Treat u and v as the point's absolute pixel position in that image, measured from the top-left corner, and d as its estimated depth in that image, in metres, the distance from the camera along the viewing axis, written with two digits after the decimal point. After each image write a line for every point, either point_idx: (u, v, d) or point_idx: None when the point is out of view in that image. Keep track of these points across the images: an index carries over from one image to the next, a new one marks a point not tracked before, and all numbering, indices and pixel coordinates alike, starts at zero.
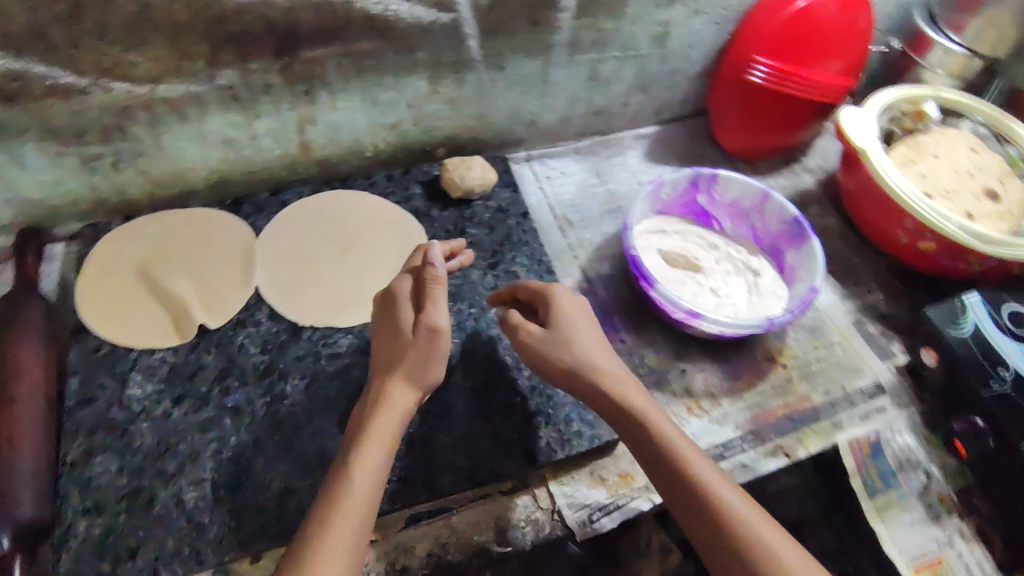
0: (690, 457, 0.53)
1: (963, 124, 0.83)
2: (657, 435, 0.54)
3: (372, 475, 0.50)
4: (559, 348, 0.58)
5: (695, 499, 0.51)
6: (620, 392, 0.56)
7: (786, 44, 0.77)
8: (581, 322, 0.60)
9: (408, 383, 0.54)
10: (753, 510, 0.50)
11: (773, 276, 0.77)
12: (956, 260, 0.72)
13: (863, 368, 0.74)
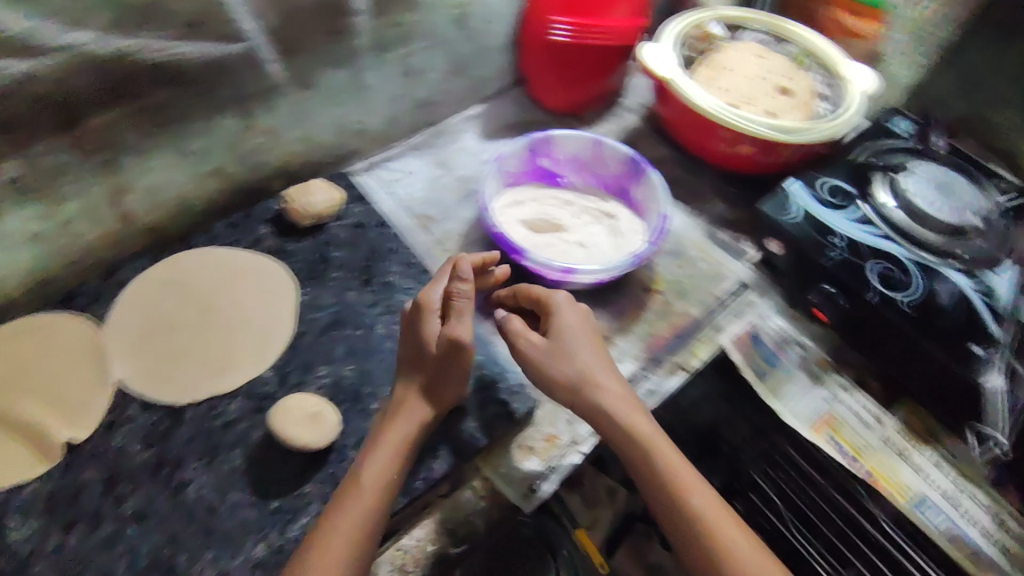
0: (693, 486, 0.55)
1: (745, 35, 0.92)
2: (661, 458, 0.56)
3: (381, 485, 0.53)
4: (564, 363, 0.61)
5: (689, 528, 0.53)
6: (626, 412, 0.59)
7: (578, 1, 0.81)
8: (582, 339, 0.63)
9: (425, 398, 0.58)
10: (748, 542, 0.53)
11: (629, 214, 0.82)
12: (773, 155, 0.81)
13: (725, 272, 0.81)
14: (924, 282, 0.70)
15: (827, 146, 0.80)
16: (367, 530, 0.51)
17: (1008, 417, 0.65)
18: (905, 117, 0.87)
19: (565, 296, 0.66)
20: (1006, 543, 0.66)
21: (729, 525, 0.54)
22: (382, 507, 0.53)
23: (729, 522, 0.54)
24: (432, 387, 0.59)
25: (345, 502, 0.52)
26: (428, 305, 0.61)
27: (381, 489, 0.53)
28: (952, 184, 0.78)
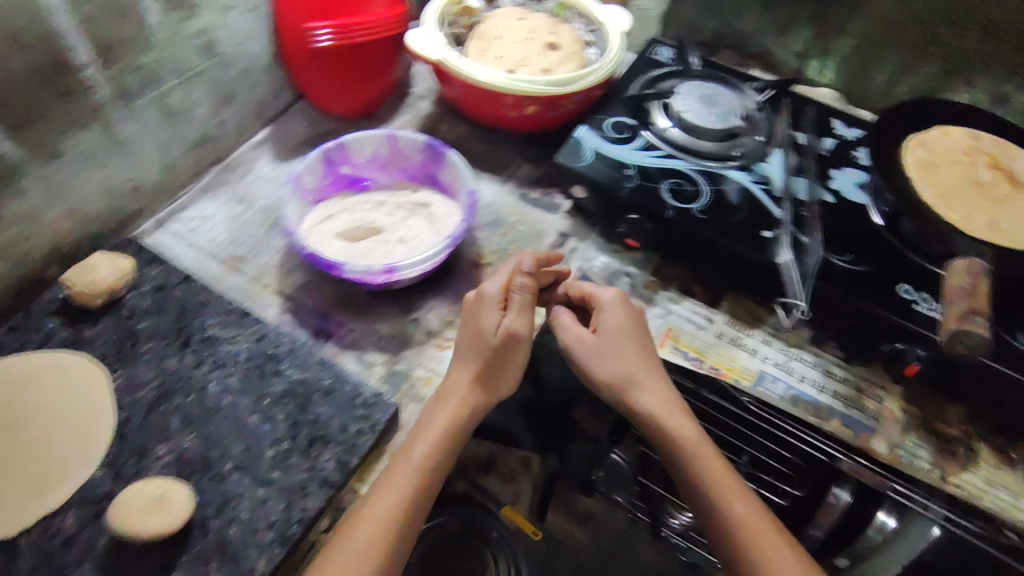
0: (730, 491, 0.65)
1: (505, 1, 0.95)
2: (700, 460, 0.66)
3: (439, 474, 0.60)
4: (608, 364, 0.69)
5: (723, 520, 0.64)
6: (667, 416, 0.67)
7: (333, 3, 0.80)
8: (624, 345, 0.70)
9: (480, 387, 0.64)
10: (773, 534, 0.63)
11: (442, 198, 0.83)
12: (557, 107, 0.84)
13: (544, 228, 0.84)
14: (710, 189, 0.78)
15: (601, 87, 0.85)
16: (417, 509, 0.58)
17: (802, 283, 0.71)
18: (665, 45, 0.95)
19: (613, 293, 0.72)
20: (834, 389, 0.75)
21: (752, 519, 0.63)
22: (434, 487, 0.59)
23: (761, 520, 0.63)
24: (487, 378, 0.65)
25: (398, 471, 0.59)
26: (502, 286, 0.68)
27: (426, 471, 0.59)
28: (716, 94, 0.85)
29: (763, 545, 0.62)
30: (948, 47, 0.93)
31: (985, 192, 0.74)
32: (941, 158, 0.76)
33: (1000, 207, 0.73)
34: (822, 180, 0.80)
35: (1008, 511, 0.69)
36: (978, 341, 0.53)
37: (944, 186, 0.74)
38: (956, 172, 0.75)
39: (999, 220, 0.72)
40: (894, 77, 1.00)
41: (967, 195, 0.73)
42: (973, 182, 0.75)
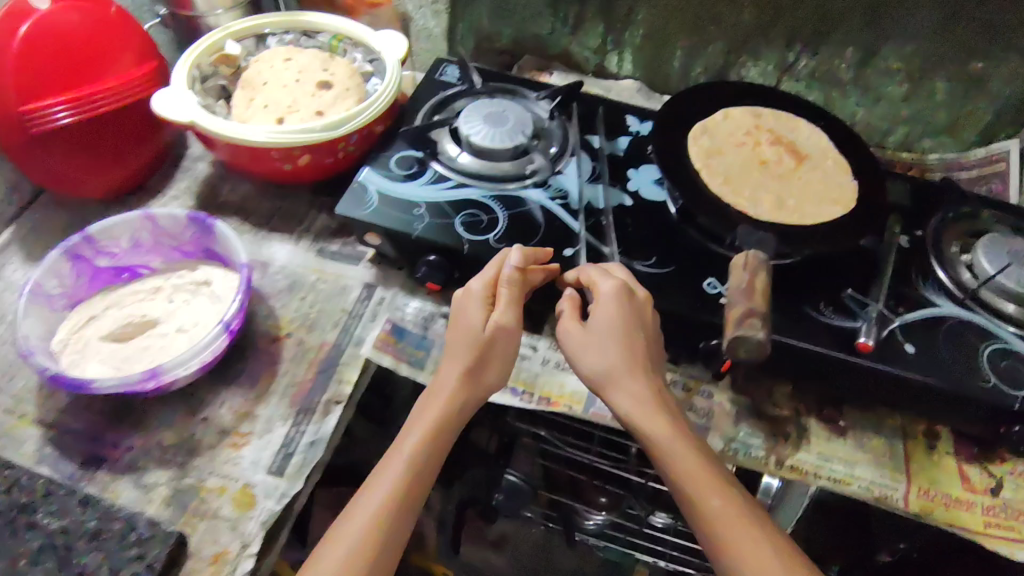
0: (708, 487, 0.58)
1: (270, 41, 0.87)
2: (675, 451, 0.60)
3: (433, 467, 0.62)
4: (588, 357, 0.65)
5: (695, 514, 0.58)
6: (644, 411, 0.62)
7: (65, 74, 0.73)
8: (605, 338, 0.64)
9: (469, 381, 0.65)
10: (748, 530, 0.55)
11: (223, 271, 0.75)
12: (336, 152, 0.78)
13: (348, 282, 0.77)
14: (506, 214, 0.75)
15: (381, 121, 0.80)
16: (403, 507, 0.58)
17: None
18: (451, 63, 0.90)
19: (611, 285, 0.65)
20: None
21: (726, 518, 0.56)
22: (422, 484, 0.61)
23: (735, 516, 0.56)
24: (475, 372, 0.66)
25: (388, 468, 0.60)
26: (488, 279, 0.68)
27: (410, 472, 0.60)
28: (504, 109, 0.81)
29: (735, 543, 0.55)
30: (726, 25, 0.94)
31: (769, 170, 0.75)
32: (725, 143, 0.77)
33: (784, 183, 0.74)
34: (620, 182, 0.79)
35: (841, 481, 0.70)
36: (755, 343, 0.51)
37: (730, 171, 0.74)
38: (740, 155, 0.76)
39: (784, 197, 0.73)
40: (687, 60, 1.01)
41: (752, 176, 0.74)
42: (757, 163, 0.76)
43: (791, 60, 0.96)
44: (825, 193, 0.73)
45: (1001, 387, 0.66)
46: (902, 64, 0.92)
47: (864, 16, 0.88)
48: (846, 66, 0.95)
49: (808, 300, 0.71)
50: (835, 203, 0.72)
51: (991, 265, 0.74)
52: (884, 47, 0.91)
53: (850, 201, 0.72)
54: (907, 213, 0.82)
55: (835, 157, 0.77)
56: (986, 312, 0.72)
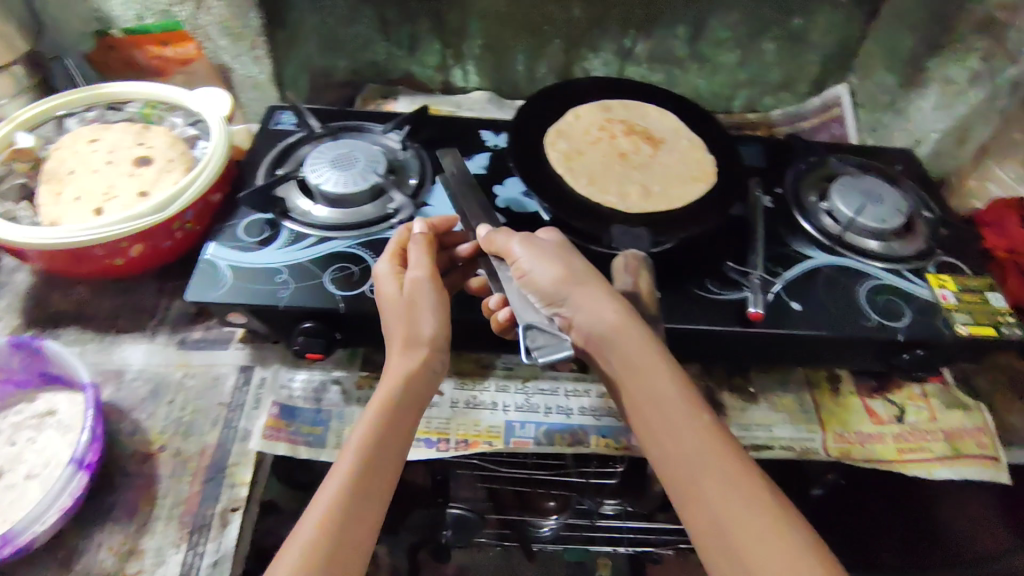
0: (684, 413, 0.53)
1: (69, 123, 0.78)
2: (646, 368, 0.54)
3: (399, 434, 0.55)
4: (539, 275, 0.58)
5: (657, 437, 0.54)
6: (622, 328, 0.56)
7: None
8: (541, 254, 0.60)
9: (410, 349, 0.58)
10: (719, 462, 0.50)
11: (69, 393, 0.66)
12: (173, 232, 0.70)
13: (220, 371, 0.69)
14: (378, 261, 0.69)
15: (217, 189, 0.72)
16: (362, 490, 0.51)
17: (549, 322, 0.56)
18: (285, 110, 0.84)
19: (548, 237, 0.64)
20: (581, 407, 0.72)
21: (702, 451, 0.51)
22: (382, 450, 0.53)
23: (711, 446, 0.51)
24: (413, 335, 0.58)
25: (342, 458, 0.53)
26: (392, 252, 0.64)
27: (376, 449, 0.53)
28: (352, 149, 0.76)
29: (689, 471, 0.51)
30: (559, 23, 0.94)
31: (629, 162, 0.75)
32: (581, 143, 0.76)
33: (647, 172, 0.75)
34: (489, 200, 0.77)
35: (764, 447, 0.70)
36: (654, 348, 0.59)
37: (591, 172, 0.73)
38: (599, 153, 0.76)
39: (650, 184, 0.73)
40: (530, 62, 1.00)
41: (614, 172, 0.74)
42: (616, 156, 0.76)
43: (628, 46, 0.98)
44: (687, 172, 0.74)
45: (883, 323, 0.70)
46: (730, 32, 0.95)
47: None
48: (679, 43, 0.97)
49: (694, 281, 0.71)
50: (698, 179, 0.73)
51: (849, 208, 0.78)
52: (711, 18, 0.94)
53: (712, 175, 0.74)
54: (766, 174, 0.84)
55: (690, 135, 0.78)
56: (853, 254, 0.76)
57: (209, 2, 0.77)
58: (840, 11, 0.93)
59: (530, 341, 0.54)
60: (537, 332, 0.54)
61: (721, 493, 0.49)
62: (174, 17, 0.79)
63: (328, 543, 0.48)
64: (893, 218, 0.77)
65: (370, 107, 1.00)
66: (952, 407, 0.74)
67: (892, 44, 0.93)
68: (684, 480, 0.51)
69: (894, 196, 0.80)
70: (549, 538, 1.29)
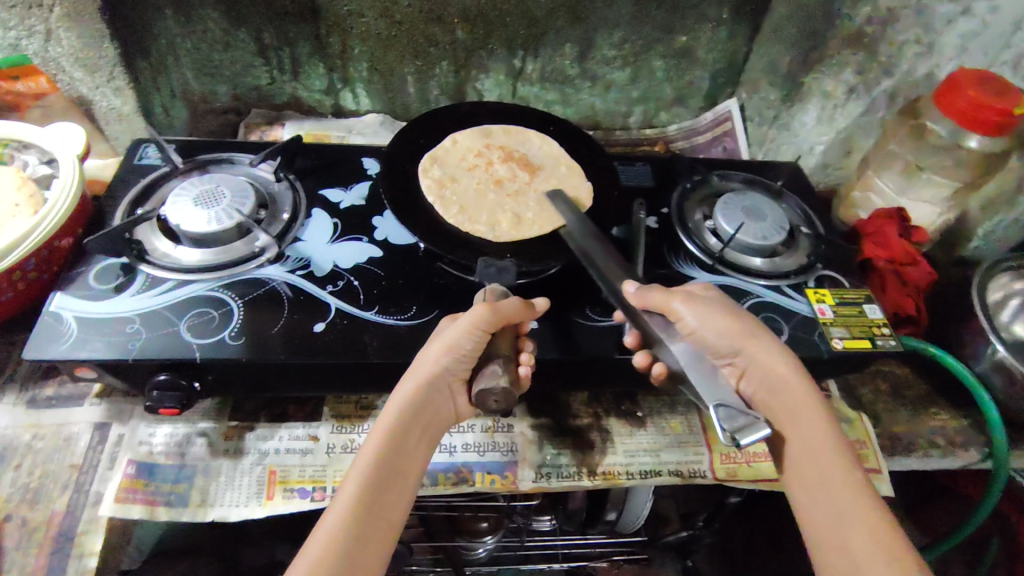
0: (829, 458, 0.53)
1: None
2: (804, 415, 0.56)
3: (413, 452, 0.53)
4: (711, 335, 0.61)
5: (804, 478, 0.54)
6: (786, 378, 0.58)
7: None
8: (706, 310, 0.61)
9: (416, 376, 0.56)
10: (862, 509, 0.50)
11: None
12: (13, 283, 0.65)
13: (73, 430, 0.65)
14: (242, 303, 0.66)
15: (66, 233, 0.68)
16: (370, 511, 0.48)
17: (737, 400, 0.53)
18: (150, 143, 0.79)
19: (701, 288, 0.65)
20: (464, 444, 0.70)
21: (846, 496, 0.51)
22: (397, 464, 0.51)
23: (858, 492, 0.51)
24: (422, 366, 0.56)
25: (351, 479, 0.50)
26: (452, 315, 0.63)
27: (394, 464, 0.51)
28: (218, 184, 0.73)
29: (834, 513, 0.51)
30: (445, 45, 0.92)
31: (503, 189, 0.75)
32: (455, 169, 0.75)
33: (519, 199, 0.74)
34: (365, 233, 0.74)
35: (652, 473, 0.70)
36: (501, 392, 0.53)
37: (462, 199, 0.72)
38: (473, 180, 0.75)
39: (521, 211, 0.72)
40: (419, 84, 0.98)
41: (487, 199, 0.73)
42: (490, 182, 0.75)
43: (519, 66, 0.97)
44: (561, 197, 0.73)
45: None
46: (618, 51, 0.95)
47: (569, 13, 0.90)
48: (569, 62, 0.96)
49: (573, 308, 0.69)
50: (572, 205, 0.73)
51: (730, 225, 0.78)
52: (597, 38, 0.93)
53: (586, 200, 0.74)
54: (651, 193, 0.84)
55: (569, 162, 0.78)
56: (736, 272, 0.77)
57: (60, 33, 0.73)
58: (723, 27, 0.94)
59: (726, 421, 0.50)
60: (726, 410, 0.51)
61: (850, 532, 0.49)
62: (23, 52, 0.74)
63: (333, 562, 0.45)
64: (773, 233, 0.78)
65: (255, 135, 0.98)
66: (835, 420, 0.76)
67: (774, 60, 0.94)
68: (822, 518, 0.52)
69: (775, 212, 0.80)
70: (483, 560, 1.24)
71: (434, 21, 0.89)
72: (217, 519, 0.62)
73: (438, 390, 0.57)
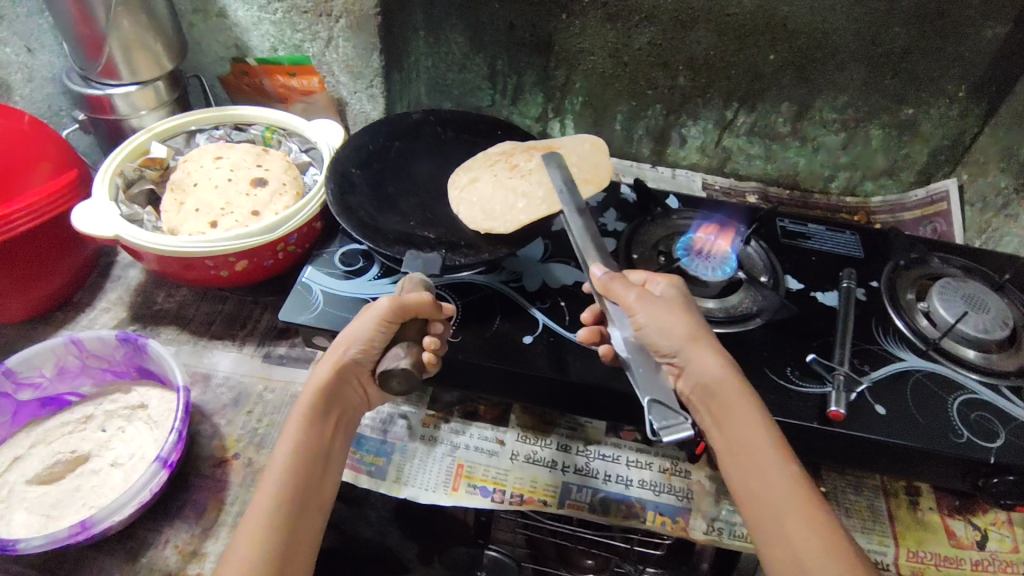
0: (770, 463, 0.53)
1: (199, 138, 0.86)
2: (737, 416, 0.55)
3: (325, 439, 0.57)
4: (658, 335, 0.57)
5: (740, 479, 0.54)
6: (723, 381, 0.56)
7: None
8: (660, 308, 0.57)
9: (324, 368, 0.57)
10: (802, 510, 0.51)
11: (164, 392, 0.70)
12: (276, 252, 0.74)
13: (297, 389, 0.72)
14: (462, 305, 0.71)
15: (321, 217, 0.76)
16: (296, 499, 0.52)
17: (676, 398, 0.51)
18: None
19: (667, 284, 0.63)
20: (639, 479, 0.70)
21: (785, 497, 0.52)
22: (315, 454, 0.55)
23: (795, 496, 0.52)
24: (333, 356, 0.57)
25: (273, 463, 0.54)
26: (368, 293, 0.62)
27: (314, 457, 0.55)
28: (383, 183, 0.75)
29: (772, 515, 0.51)
30: (662, 89, 0.95)
31: (518, 171, 0.75)
32: (477, 169, 0.77)
33: (533, 178, 0.74)
34: (573, 258, 0.78)
35: None
36: (401, 373, 0.51)
37: (485, 196, 0.73)
38: (491, 174, 0.76)
39: (533, 190, 0.72)
40: (628, 123, 1.01)
41: (507, 188, 0.73)
42: (510, 173, 0.75)
43: (729, 118, 0.98)
44: (580, 175, 0.77)
45: (975, 441, 0.66)
46: (837, 115, 0.94)
47: (794, 72, 0.90)
48: (782, 120, 0.96)
49: (771, 365, 0.70)
50: (588, 182, 0.76)
51: (949, 312, 0.75)
52: (818, 100, 0.93)
53: (604, 179, 0.77)
54: (860, 264, 0.82)
55: (593, 141, 0.82)
56: (949, 362, 0.73)
57: (338, 41, 0.83)
58: (956, 105, 0.91)
59: (655, 418, 0.49)
60: (660, 407, 0.49)
61: (789, 536, 0.50)
62: (303, 52, 0.86)
63: (273, 544, 0.50)
64: (994, 328, 0.74)
65: None
66: None
67: (1010, 145, 0.88)
68: (760, 516, 0.53)
69: (998, 306, 0.76)
70: None
71: (658, 66, 0.92)
72: (407, 497, 0.67)
73: (347, 380, 0.59)
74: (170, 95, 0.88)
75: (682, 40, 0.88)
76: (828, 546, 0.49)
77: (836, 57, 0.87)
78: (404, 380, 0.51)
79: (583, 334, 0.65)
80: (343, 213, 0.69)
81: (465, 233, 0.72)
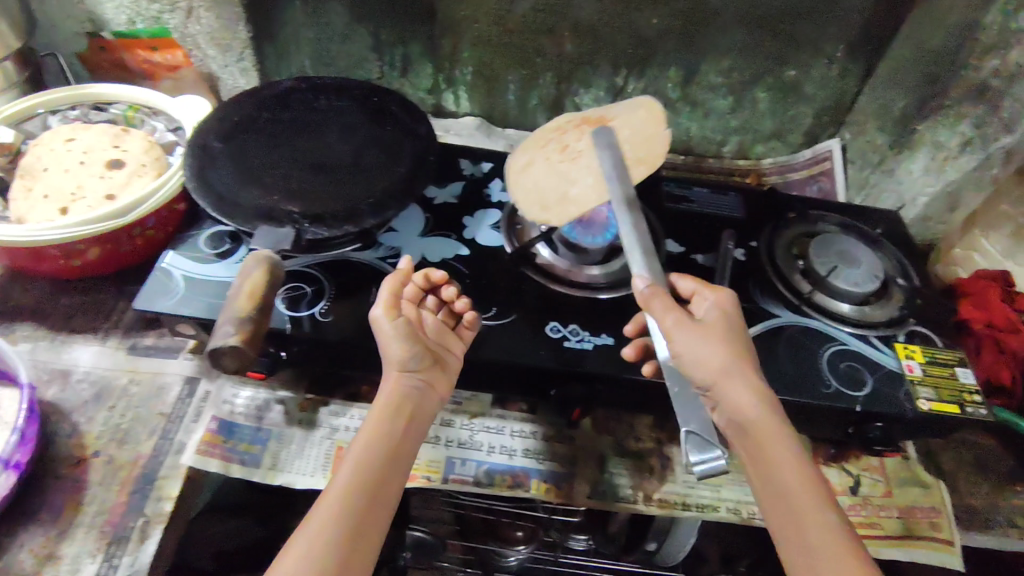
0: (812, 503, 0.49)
1: (51, 119, 0.80)
2: (777, 452, 0.51)
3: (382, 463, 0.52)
4: (691, 364, 0.55)
5: (776, 514, 0.50)
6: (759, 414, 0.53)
7: None
8: (703, 334, 0.56)
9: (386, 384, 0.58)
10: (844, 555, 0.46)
11: (6, 388, 0.66)
12: (133, 237, 0.70)
13: (165, 380, 0.69)
14: (334, 283, 0.69)
15: (183, 198, 0.72)
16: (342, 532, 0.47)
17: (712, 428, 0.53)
18: None
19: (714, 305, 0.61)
20: (524, 449, 0.70)
21: (823, 539, 0.47)
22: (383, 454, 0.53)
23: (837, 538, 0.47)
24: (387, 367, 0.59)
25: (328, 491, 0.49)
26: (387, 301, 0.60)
27: (374, 476, 0.51)
28: (246, 155, 0.71)
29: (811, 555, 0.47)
30: (551, 56, 0.94)
31: (567, 152, 0.74)
32: (533, 153, 0.77)
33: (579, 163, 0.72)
34: (454, 230, 0.76)
35: (709, 507, 0.68)
36: (229, 351, 0.48)
37: (535, 183, 0.74)
38: (545, 157, 0.76)
39: (581, 179, 0.71)
40: (521, 92, 1.00)
41: (557, 175, 0.73)
42: (561, 155, 0.75)
43: (620, 85, 0.97)
44: (633, 152, 0.72)
45: (842, 391, 0.68)
46: (723, 79, 0.95)
47: (678, 36, 0.90)
48: (672, 85, 0.96)
49: None
50: (640, 162, 0.72)
51: (822, 267, 0.77)
52: (703, 64, 0.93)
53: (656, 160, 0.72)
54: (741, 224, 0.83)
55: (648, 106, 0.76)
56: (822, 315, 0.75)
57: (200, 12, 0.78)
58: (835, 65, 0.92)
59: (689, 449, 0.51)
60: (695, 440, 0.51)
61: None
62: (163, 25, 0.80)
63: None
64: (866, 281, 0.76)
65: None
66: (909, 482, 0.73)
67: (884, 104, 0.90)
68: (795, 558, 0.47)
69: (870, 260, 0.78)
70: (513, 569, 1.19)
71: (544, 33, 0.91)
72: (283, 484, 0.65)
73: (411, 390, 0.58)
74: (20, 76, 0.82)
75: (564, 6, 0.87)
76: (864, 569, 0.45)
77: (716, 20, 0.87)
78: (236, 358, 0.48)
79: (630, 350, 0.62)
80: (200, 191, 0.66)
81: (333, 205, 0.69)
